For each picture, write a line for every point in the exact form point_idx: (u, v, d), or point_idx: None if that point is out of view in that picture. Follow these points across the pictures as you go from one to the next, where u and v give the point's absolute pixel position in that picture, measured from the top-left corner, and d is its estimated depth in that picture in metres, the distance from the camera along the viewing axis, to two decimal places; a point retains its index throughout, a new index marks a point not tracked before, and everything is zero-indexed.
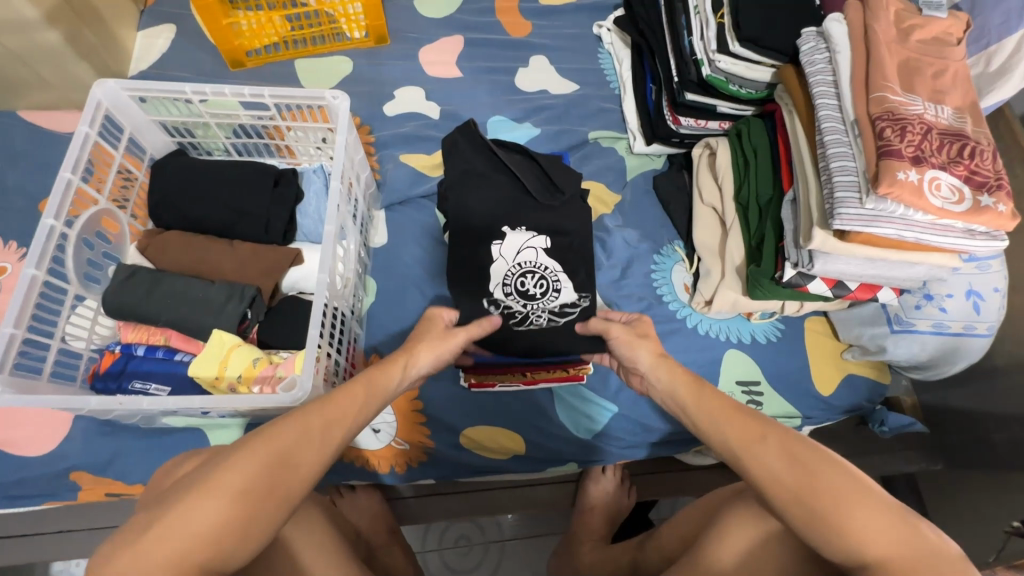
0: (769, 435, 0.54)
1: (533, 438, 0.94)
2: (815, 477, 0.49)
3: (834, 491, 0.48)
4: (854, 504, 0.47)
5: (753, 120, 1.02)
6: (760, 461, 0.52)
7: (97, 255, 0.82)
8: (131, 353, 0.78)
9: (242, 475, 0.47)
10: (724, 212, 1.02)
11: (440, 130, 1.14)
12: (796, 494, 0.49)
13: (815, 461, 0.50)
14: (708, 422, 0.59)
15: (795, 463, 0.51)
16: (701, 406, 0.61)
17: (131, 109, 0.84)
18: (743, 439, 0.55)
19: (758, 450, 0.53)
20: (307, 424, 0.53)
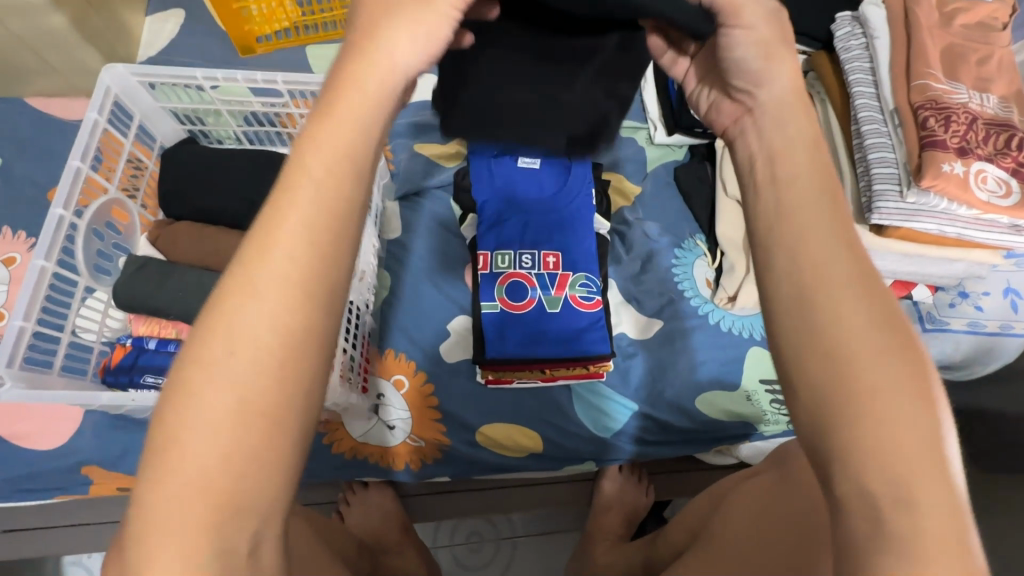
0: (849, 268, 0.35)
1: (550, 436, 0.91)
2: (879, 345, 0.33)
3: (878, 371, 0.32)
4: (904, 401, 0.32)
5: None
6: (827, 305, 0.34)
7: (108, 246, 0.79)
8: (143, 346, 0.77)
9: (239, 362, 0.33)
10: None
11: None
12: (845, 358, 0.33)
13: (886, 326, 0.34)
14: (783, 209, 0.38)
15: (869, 321, 0.34)
16: (791, 184, 0.38)
17: (140, 95, 0.81)
18: (814, 260, 0.36)
19: (828, 280, 0.35)
20: (298, 286, 0.34)
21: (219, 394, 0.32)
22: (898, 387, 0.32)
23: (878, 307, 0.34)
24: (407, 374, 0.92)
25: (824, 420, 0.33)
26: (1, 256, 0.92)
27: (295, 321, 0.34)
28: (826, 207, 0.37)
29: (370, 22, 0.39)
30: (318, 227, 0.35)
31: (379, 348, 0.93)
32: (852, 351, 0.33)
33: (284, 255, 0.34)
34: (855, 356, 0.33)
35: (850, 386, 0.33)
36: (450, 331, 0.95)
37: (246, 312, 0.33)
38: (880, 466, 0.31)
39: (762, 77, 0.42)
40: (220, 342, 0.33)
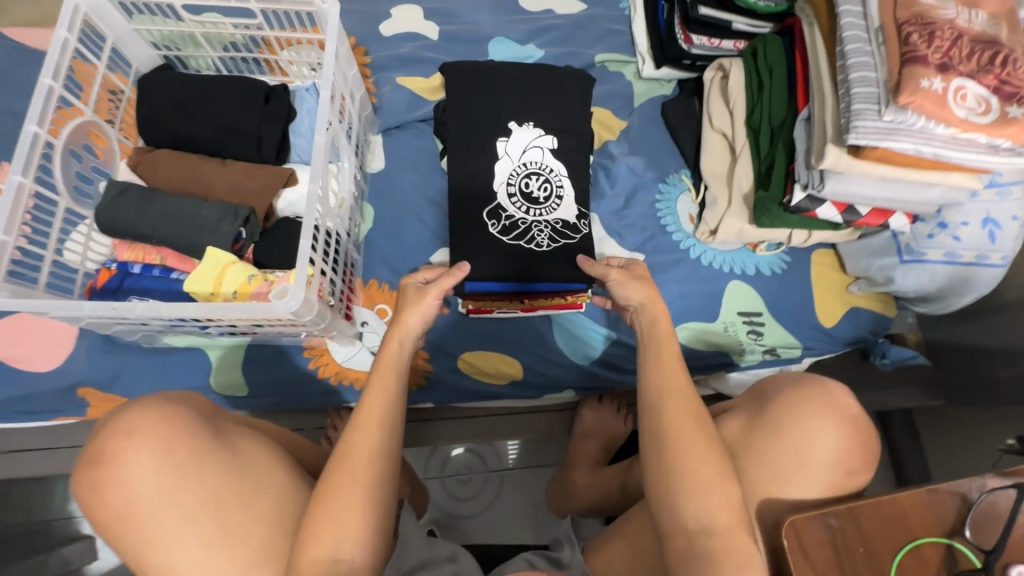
0: (682, 388, 0.64)
1: (531, 364, 0.94)
2: (698, 446, 0.58)
3: (689, 464, 0.58)
4: (719, 483, 0.56)
5: (771, 37, 0.95)
6: (669, 437, 0.60)
7: (86, 169, 0.80)
8: (128, 271, 0.79)
9: (357, 462, 0.61)
10: (734, 137, 0.98)
11: (438, 51, 1.09)
12: (671, 455, 0.59)
13: (704, 428, 0.60)
14: (653, 368, 0.66)
15: (690, 425, 0.60)
16: (658, 346, 0.69)
17: (112, 15, 0.79)
18: (670, 386, 0.64)
19: (672, 407, 0.62)
20: (380, 426, 0.65)
21: (344, 488, 0.59)
22: (712, 473, 0.57)
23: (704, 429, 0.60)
24: (390, 303, 0.94)
25: (665, 495, 0.58)
26: None
27: (378, 448, 0.63)
28: (678, 368, 0.66)
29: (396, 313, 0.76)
30: (392, 372, 0.70)
31: (362, 279, 0.95)
32: (678, 447, 0.59)
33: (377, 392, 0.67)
34: (685, 458, 0.58)
35: (672, 468, 0.58)
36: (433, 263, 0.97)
37: (358, 432, 0.64)
38: (697, 523, 0.55)
39: (626, 299, 0.76)
40: (348, 455, 0.62)
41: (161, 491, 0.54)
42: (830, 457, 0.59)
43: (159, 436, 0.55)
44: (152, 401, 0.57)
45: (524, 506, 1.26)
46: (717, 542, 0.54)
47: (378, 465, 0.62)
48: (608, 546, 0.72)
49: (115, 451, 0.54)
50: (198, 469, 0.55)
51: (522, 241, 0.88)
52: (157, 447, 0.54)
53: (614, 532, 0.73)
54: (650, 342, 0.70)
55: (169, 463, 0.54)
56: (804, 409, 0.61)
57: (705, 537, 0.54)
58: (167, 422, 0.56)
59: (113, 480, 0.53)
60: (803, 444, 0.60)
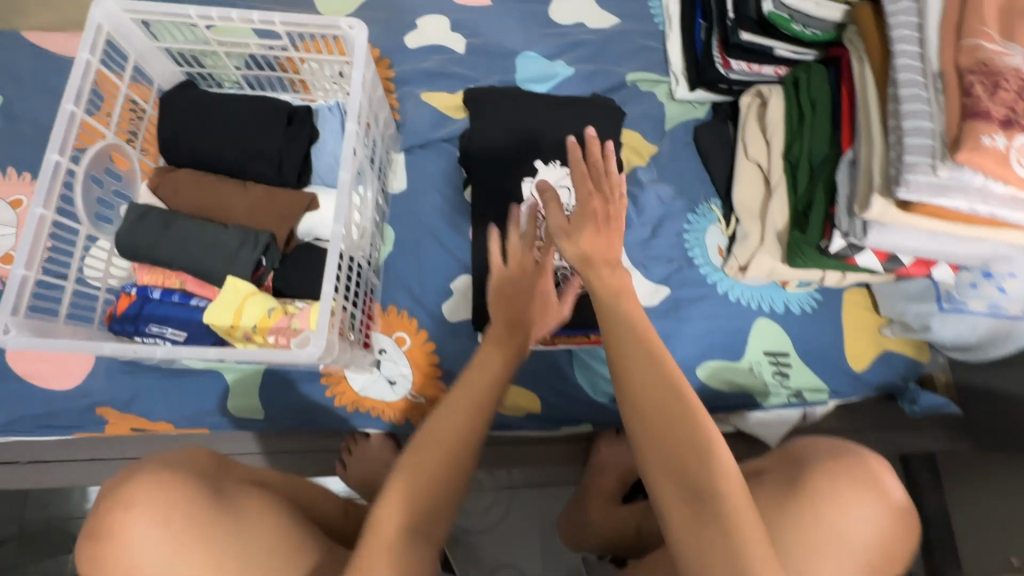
0: (646, 351, 0.58)
1: (550, 397, 0.93)
2: (675, 415, 0.54)
3: (664, 403, 0.55)
4: (699, 456, 0.53)
5: (815, 66, 0.90)
6: (636, 401, 0.56)
7: (107, 193, 0.80)
8: (147, 296, 0.78)
9: (425, 472, 0.62)
10: (770, 170, 0.94)
11: (465, 66, 1.06)
12: (643, 418, 0.55)
13: (675, 381, 0.56)
14: (612, 341, 0.60)
15: (658, 383, 0.56)
16: (612, 312, 0.62)
17: (134, 33, 0.77)
18: (632, 359, 0.57)
19: (637, 371, 0.57)
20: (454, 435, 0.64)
21: (404, 502, 0.60)
22: (697, 443, 0.54)
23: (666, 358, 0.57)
24: (409, 331, 0.93)
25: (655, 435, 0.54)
26: (8, 198, 0.93)
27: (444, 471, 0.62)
28: (640, 338, 0.59)
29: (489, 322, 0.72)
30: (482, 375, 0.68)
31: (381, 305, 0.93)
32: (656, 415, 0.55)
33: (469, 386, 0.67)
34: (660, 414, 0.54)
35: (650, 427, 0.55)
36: (454, 289, 0.95)
37: (422, 441, 0.63)
38: (685, 497, 0.52)
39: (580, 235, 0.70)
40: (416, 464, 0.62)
41: (164, 563, 0.52)
42: (869, 532, 0.57)
43: (157, 505, 0.53)
44: (155, 468, 0.56)
45: (534, 525, 1.26)
46: (717, 498, 0.51)
47: (444, 482, 0.62)
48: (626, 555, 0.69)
49: (118, 523, 0.52)
50: (202, 537, 0.54)
51: None
52: (156, 517, 0.52)
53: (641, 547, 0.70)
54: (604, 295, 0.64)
55: (173, 535, 0.52)
56: (843, 483, 0.59)
57: (703, 505, 0.52)
58: (167, 493, 0.53)
59: (111, 553, 0.52)
60: (840, 522, 0.57)
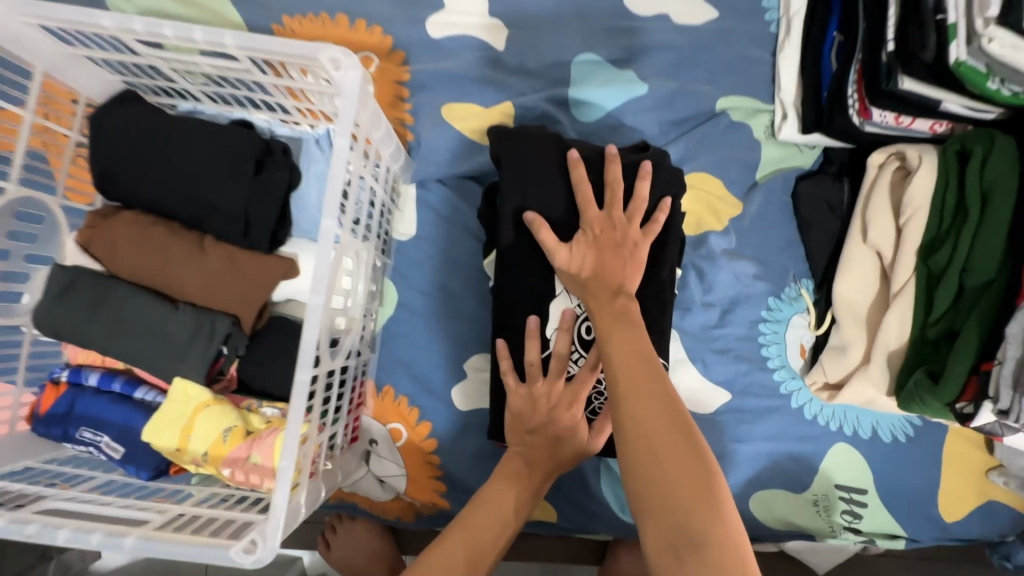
0: (651, 381, 0.53)
1: (568, 510, 0.79)
2: (674, 452, 0.50)
3: (660, 440, 0.50)
4: (697, 500, 0.48)
5: (1000, 139, 0.64)
6: (637, 424, 0.51)
7: (17, 259, 0.61)
8: (80, 386, 0.62)
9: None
10: (896, 270, 0.70)
11: (503, 69, 0.80)
12: (636, 442, 0.51)
13: (677, 416, 0.52)
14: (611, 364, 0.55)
15: (659, 418, 0.51)
16: (607, 342, 0.56)
17: (37, 42, 0.56)
18: (630, 385, 0.53)
19: (639, 401, 0.52)
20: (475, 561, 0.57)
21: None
22: (695, 487, 0.48)
23: (671, 399, 0.52)
24: (405, 422, 0.76)
25: (648, 480, 0.49)
26: None
27: None
28: (641, 358, 0.55)
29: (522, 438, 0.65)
30: (508, 499, 0.62)
31: (374, 385, 0.77)
32: (651, 450, 0.50)
33: (483, 515, 0.60)
34: (657, 452, 0.50)
35: (648, 465, 0.50)
36: (466, 371, 0.77)
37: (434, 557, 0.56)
38: (668, 539, 0.48)
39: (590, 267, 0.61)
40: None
41: None
42: None
43: None
44: None
45: None
46: (708, 546, 0.46)
47: None
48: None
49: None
50: None
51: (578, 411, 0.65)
52: None
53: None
54: (604, 318, 0.58)
55: None
56: None
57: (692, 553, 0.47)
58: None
59: None
60: None
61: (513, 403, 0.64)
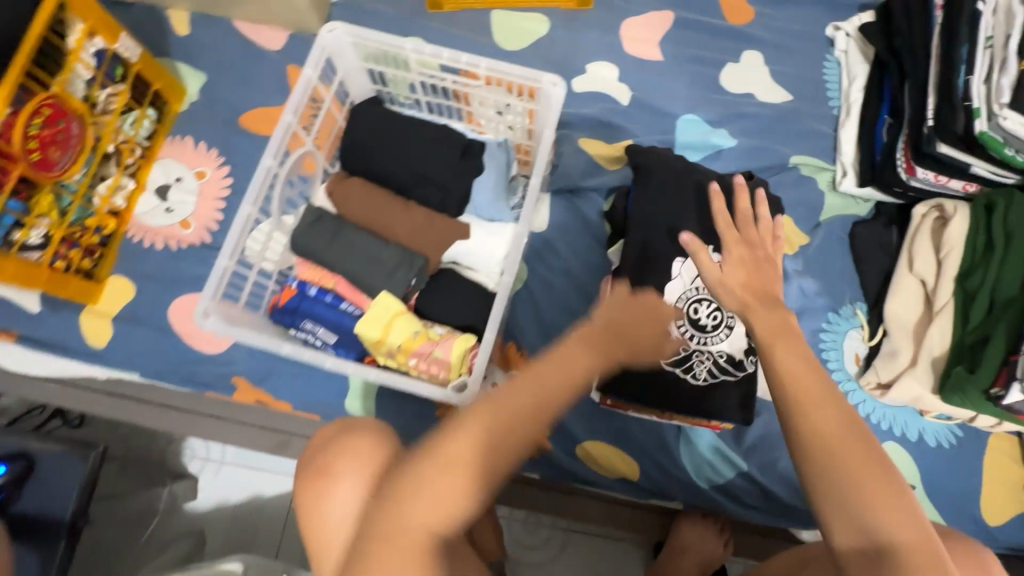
0: (825, 392, 0.58)
1: (649, 468, 0.91)
2: (857, 459, 0.55)
3: (842, 452, 0.55)
4: (888, 503, 0.54)
5: (1018, 195, 0.83)
6: (825, 441, 0.56)
7: (294, 193, 0.87)
8: (305, 292, 0.82)
9: (502, 428, 0.58)
10: (937, 292, 0.87)
11: (626, 118, 1.06)
12: (787, 387, 0.59)
13: (856, 428, 0.56)
14: (788, 380, 0.59)
15: (840, 428, 0.56)
16: (774, 355, 0.61)
17: (347, 54, 0.84)
18: (802, 395, 0.58)
19: (814, 400, 0.57)
20: (526, 407, 0.59)
21: (468, 445, 0.57)
22: (882, 491, 0.54)
23: (845, 408, 0.58)
24: (523, 370, 0.94)
25: (842, 491, 0.54)
26: (193, 169, 1.03)
27: (478, 449, 0.57)
28: (808, 371, 0.59)
29: (623, 309, 0.66)
30: (577, 362, 0.62)
31: (502, 338, 0.95)
32: (836, 459, 0.55)
33: (552, 372, 0.60)
34: (845, 460, 0.55)
35: (830, 468, 0.55)
36: None
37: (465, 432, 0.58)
38: (863, 536, 0.53)
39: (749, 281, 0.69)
40: (493, 415, 0.58)
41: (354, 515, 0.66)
42: None
43: (362, 452, 0.69)
44: (364, 427, 0.72)
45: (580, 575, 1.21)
46: (850, 476, 0.54)
47: (481, 483, 0.56)
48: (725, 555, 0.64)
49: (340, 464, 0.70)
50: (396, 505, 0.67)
51: (680, 369, 0.81)
52: (361, 462, 0.68)
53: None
54: (771, 340, 0.62)
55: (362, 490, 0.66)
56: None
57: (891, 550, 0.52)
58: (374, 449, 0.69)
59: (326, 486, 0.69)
60: None
61: (618, 298, 0.68)
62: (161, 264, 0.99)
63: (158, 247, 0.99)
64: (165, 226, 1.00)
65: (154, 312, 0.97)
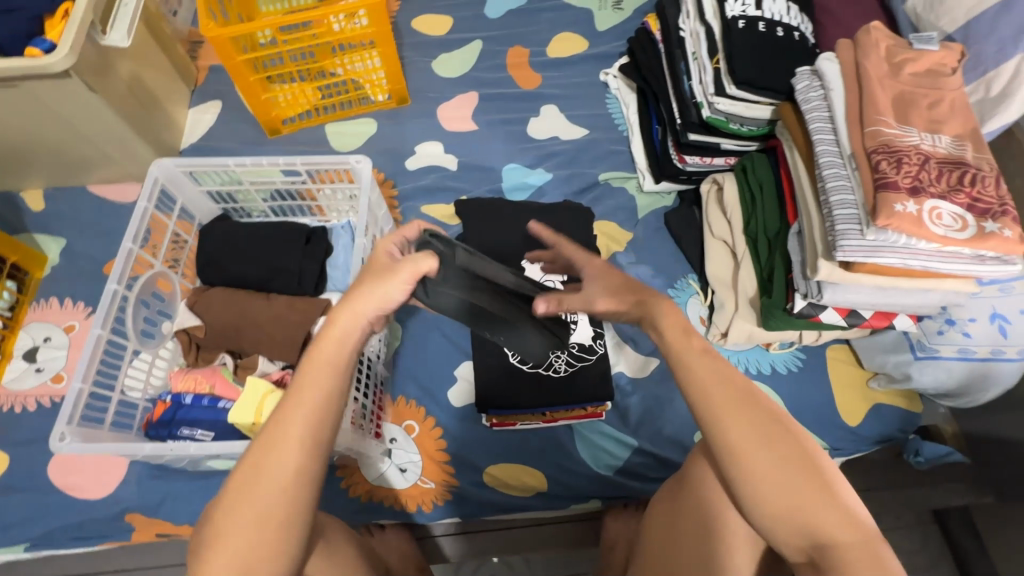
0: (738, 403, 0.51)
1: (554, 474, 0.95)
2: (766, 445, 0.50)
3: (758, 470, 0.50)
4: (820, 515, 0.48)
5: (757, 156, 1.04)
6: (745, 464, 0.50)
7: (153, 313, 0.92)
8: (180, 401, 0.87)
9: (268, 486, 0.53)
10: (735, 245, 1.04)
11: (458, 180, 1.23)
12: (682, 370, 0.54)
13: (776, 435, 0.50)
14: (699, 388, 0.52)
15: (754, 439, 0.50)
16: (686, 361, 0.53)
17: (182, 182, 0.95)
18: (712, 404, 0.51)
19: (723, 410, 0.51)
20: (302, 443, 0.54)
21: (245, 507, 0.52)
22: (812, 501, 0.49)
23: (762, 412, 0.51)
24: (417, 419, 0.98)
25: (767, 510, 0.50)
26: (62, 324, 1.06)
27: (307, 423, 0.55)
28: (717, 375, 0.52)
29: (354, 286, 0.61)
30: (330, 363, 0.57)
31: (391, 396, 1.00)
32: (740, 465, 0.50)
33: (328, 346, 0.58)
34: (767, 478, 0.50)
35: (750, 488, 0.50)
36: (458, 375, 1.02)
37: (293, 399, 0.55)
38: (804, 546, 0.49)
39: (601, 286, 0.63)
40: (258, 470, 0.53)
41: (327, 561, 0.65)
42: None
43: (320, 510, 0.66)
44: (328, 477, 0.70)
45: None
46: (736, 449, 0.50)
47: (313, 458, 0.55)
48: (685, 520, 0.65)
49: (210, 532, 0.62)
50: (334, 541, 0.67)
51: (542, 369, 0.92)
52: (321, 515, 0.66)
53: (693, 544, 0.63)
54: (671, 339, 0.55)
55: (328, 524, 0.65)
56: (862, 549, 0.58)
57: (826, 559, 0.48)
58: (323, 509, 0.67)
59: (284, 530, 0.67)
60: None
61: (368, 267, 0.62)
62: (38, 425, 0.98)
63: (32, 408, 0.99)
64: (37, 386, 1.01)
65: (34, 475, 0.94)
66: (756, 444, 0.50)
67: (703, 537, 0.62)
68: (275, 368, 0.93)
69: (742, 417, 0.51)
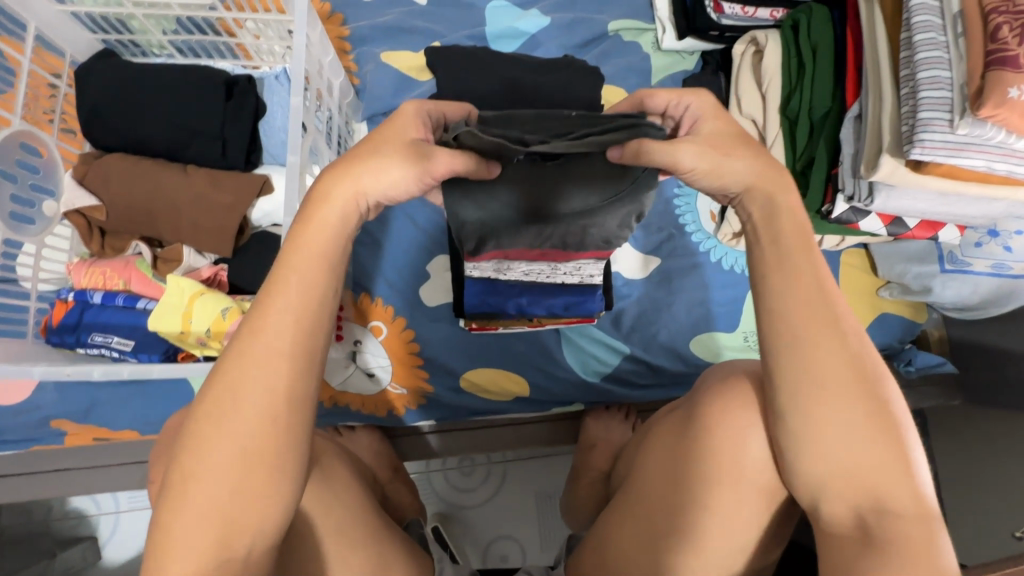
0: (835, 340, 0.43)
1: (538, 381, 0.88)
2: (856, 388, 0.43)
3: (842, 421, 0.43)
4: (891, 474, 0.42)
5: (817, 7, 0.81)
6: (823, 401, 0.43)
7: (25, 190, 0.70)
8: (87, 302, 0.71)
9: (241, 418, 0.41)
10: (766, 126, 0.85)
11: (427, 19, 0.94)
12: (790, 285, 0.45)
13: (866, 374, 0.43)
14: (792, 307, 0.44)
15: (842, 375, 0.43)
16: (783, 272, 0.45)
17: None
18: (803, 323, 0.44)
19: (819, 341, 0.44)
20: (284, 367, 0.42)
21: (217, 447, 0.40)
22: (880, 457, 0.42)
23: (859, 349, 0.44)
24: (384, 319, 0.85)
25: (831, 456, 0.43)
26: None
27: (289, 340, 0.42)
28: (815, 292, 0.44)
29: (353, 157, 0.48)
30: (322, 261, 0.44)
31: (352, 293, 0.86)
32: (808, 400, 0.44)
33: (317, 238, 0.44)
34: (842, 419, 0.43)
35: (826, 434, 0.43)
36: (430, 272, 0.88)
37: (273, 305, 0.43)
38: (858, 507, 0.43)
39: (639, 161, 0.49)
40: (227, 398, 0.41)
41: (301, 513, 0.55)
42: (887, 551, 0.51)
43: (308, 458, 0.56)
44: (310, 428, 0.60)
45: (529, 498, 1.18)
46: (819, 382, 0.43)
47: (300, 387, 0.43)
48: (698, 460, 0.56)
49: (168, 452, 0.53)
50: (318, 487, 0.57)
51: None
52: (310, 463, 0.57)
53: (704, 488, 0.55)
54: (763, 249, 0.47)
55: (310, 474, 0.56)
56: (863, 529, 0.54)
57: (880, 526, 0.42)
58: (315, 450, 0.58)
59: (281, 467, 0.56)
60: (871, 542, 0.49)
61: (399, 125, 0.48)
62: None
63: None
64: None
65: None
66: (838, 385, 0.43)
67: (717, 476, 0.55)
68: (205, 263, 0.76)
69: (835, 353, 0.43)
